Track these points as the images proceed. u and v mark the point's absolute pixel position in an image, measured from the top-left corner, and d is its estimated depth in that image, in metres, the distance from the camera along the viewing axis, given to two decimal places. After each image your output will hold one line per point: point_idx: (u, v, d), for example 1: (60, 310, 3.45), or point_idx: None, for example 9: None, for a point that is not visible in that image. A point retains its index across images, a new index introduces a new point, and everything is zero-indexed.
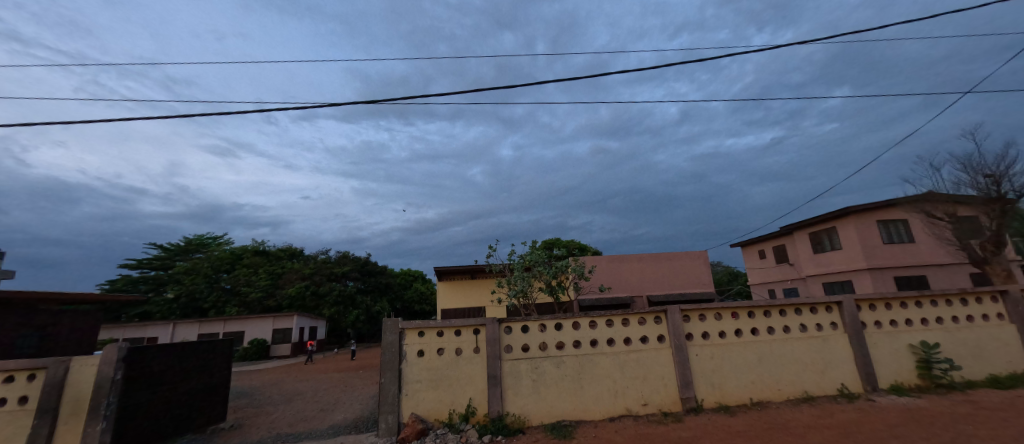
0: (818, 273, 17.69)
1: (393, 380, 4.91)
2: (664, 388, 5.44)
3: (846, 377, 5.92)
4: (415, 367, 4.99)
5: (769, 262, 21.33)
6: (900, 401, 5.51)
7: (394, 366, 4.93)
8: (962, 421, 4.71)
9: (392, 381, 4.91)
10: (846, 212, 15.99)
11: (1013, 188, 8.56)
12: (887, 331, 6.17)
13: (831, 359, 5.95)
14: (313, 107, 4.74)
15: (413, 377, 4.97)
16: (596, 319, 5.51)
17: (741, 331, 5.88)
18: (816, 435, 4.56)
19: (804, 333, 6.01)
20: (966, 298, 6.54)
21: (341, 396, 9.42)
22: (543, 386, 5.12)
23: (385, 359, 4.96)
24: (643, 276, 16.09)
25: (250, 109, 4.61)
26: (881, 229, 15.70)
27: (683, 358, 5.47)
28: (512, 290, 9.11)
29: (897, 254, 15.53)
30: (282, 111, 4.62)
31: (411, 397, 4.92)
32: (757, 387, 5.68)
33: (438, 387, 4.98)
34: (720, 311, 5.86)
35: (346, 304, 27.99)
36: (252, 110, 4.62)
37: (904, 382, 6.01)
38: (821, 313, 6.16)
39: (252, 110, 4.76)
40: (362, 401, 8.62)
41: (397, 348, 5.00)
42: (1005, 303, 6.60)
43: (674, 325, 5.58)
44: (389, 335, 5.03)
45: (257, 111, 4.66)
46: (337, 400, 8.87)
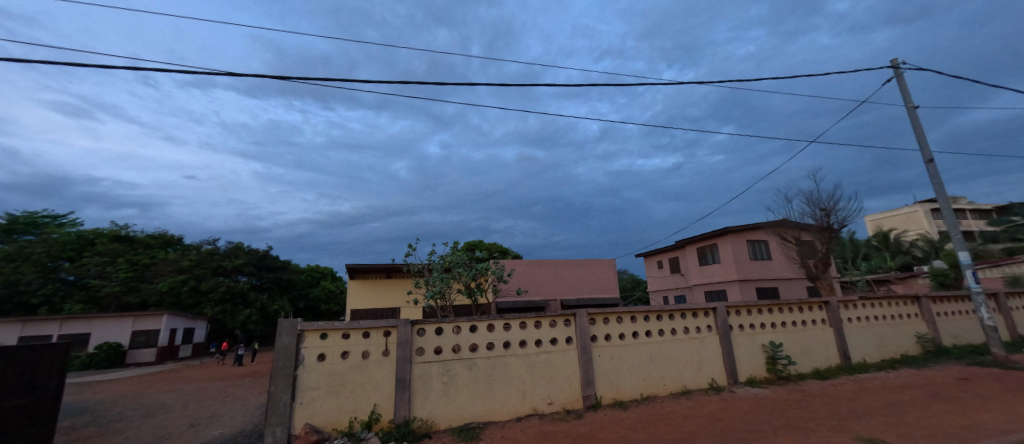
0: (702, 282, 20.42)
1: (286, 389, 4.54)
2: (568, 387, 5.87)
3: (716, 373, 6.98)
4: (313, 373, 4.69)
5: (665, 271, 23.97)
6: (752, 391, 6.66)
7: (288, 372, 4.57)
8: (791, 406, 5.89)
9: (285, 389, 4.55)
10: (725, 231, 18.72)
11: (837, 220, 10.84)
12: (747, 333, 7.42)
13: (706, 358, 6.97)
14: (210, 75, 4.33)
15: (310, 383, 4.66)
16: (510, 321, 5.76)
17: (637, 334, 6.60)
18: (688, 423, 5.32)
19: (686, 335, 6.95)
20: (803, 306, 8.14)
21: (217, 409, 8.41)
22: (453, 389, 5.19)
23: (278, 365, 4.57)
24: (558, 281, 16.98)
25: (123, 66, 3.99)
26: (749, 247, 18.69)
27: (586, 358, 6.00)
28: (429, 291, 8.97)
29: (760, 269, 18.56)
30: (165, 73, 4.15)
31: (307, 405, 4.62)
32: (646, 384, 6.41)
33: (339, 393, 4.75)
34: (621, 315, 6.53)
35: (234, 302, 24.93)
36: (125, 67, 3.99)
37: (757, 376, 7.28)
38: (701, 317, 7.19)
39: (123, 67, 4.06)
40: (245, 412, 7.82)
41: (293, 352, 4.63)
42: (828, 311, 8.35)
43: (582, 328, 6.09)
44: (283, 339, 4.62)
45: (131, 69, 4.03)
46: (213, 414, 7.90)
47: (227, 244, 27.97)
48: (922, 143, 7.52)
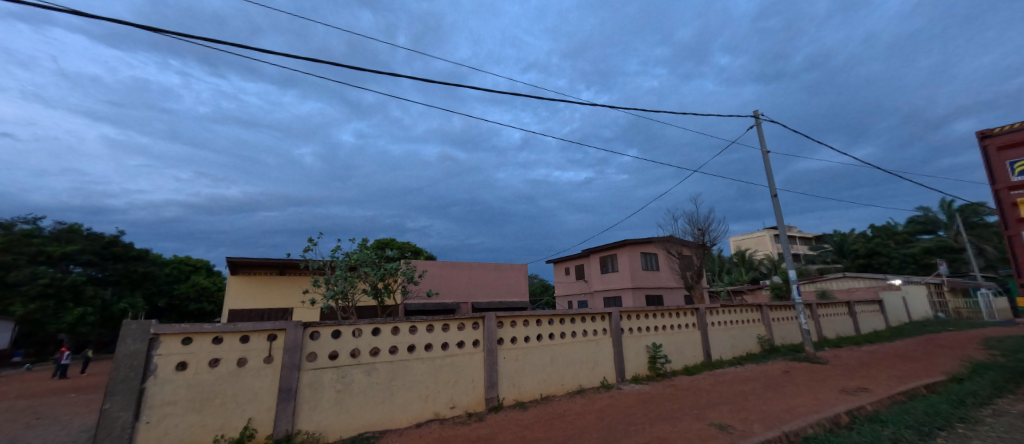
0: (601, 289, 22.23)
1: (127, 405, 3.66)
2: (471, 390, 5.92)
3: (607, 372, 7.64)
4: (168, 385, 3.89)
5: (571, 277, 25.55)
6: (635, 387, 7.44)
7: (133, 385, 3.70)
8: (665, 399, 6.72)
9: (125, 406, 3.66)
10: (624, 243, 20.65)
11: (710, 238, 12.70)
12: (635, 335, 8.29)
13: (599, 359, 7.59)
14: (52, 13, 3.48)
15: (162, 397, 3.85)
16: (416, 324, 5.65)
17: (540, 336, 6.94)
18: (580, 420, 5.75)
19: (585, 337, 7.51)
20: (681, 312, 9.35)
21: (19, 435, 6.69)
22: (348, 397, 4.89)
23: (116, 376, 3.64)
24: (471, 284, 17.06)
25: None
26: (642, 258, 20.86)
27: (491, 360, 6.14)
28: (330, 290, 8.30)
29: (650, 278, 20.83)
30: None
31: (157, 424, 3.80)
32: (546, 384, 6.76)
33: (203, 409, 4.02)
34: (527, 318, 6.82)
35: (63, 299, 20.15)
36: None
37: (640, 373, 8.15)
38: (598, 321, 7.83)
39: None
40: (63, 438, 6.34)
41: (142, 359, 3.78)
42: (698, 316, 9.72)
43: (489, 330, 6.23)
44: (128, 345, 3.74)
45: None
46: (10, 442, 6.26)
47: (54, 225, 22.56)
48: (769, 180, 9.20)
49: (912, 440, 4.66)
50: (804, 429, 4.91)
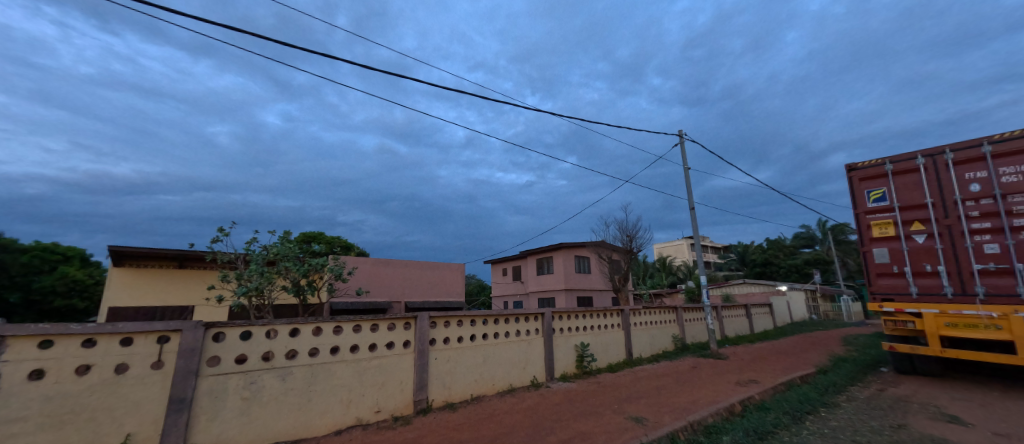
0: (536, 290, 22.77)
1: None
2: (398, 393, 5.69)
3: (538, 371, 7.80)
4: (16, 398, 3.18)
5: (507, 278, 25.85)
6: (563, 385, 7.69)
7: None
8: (590, 395, 7.03)
9: None
10: (559, 246, 21.40)
11: (636, 245, 13.59)
12: (565, 335, 8.59)
13: (531, 358, 7.73)
14: None
15: (7, 414, 3.14)
16: (342, 324, 5.31)
17: (474, 336, 6.90)
18: (509, 418, 5.79)
19: (518, 337, 7.61)
20: (608, 313, 9.87)
21: None
22: (256, 405, 4.44)
23: None
24: (405, 283, 16.52)
25: None
26: (575, 261, 21.75)
27: (421, 361, 5.97)
28: (242, 287, 7.45)
29: (582, 280, 21.77)
30: None
31: None
32: (477, 384, 6.73)
33: (66, 425, 3.37)
34: (461, 319, 6.73)
35: None
36: None
37: (568, 371, 8.45)
38: (531, 321, 7.98)
39: None
40: None
41: None
42: (623, 317, 10.34)
43: (421, 331, 6.05)
44: None
45: None
46: None
47: None
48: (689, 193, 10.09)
49: (789, 424, 5.38)
50: (707, 418, 5.43)
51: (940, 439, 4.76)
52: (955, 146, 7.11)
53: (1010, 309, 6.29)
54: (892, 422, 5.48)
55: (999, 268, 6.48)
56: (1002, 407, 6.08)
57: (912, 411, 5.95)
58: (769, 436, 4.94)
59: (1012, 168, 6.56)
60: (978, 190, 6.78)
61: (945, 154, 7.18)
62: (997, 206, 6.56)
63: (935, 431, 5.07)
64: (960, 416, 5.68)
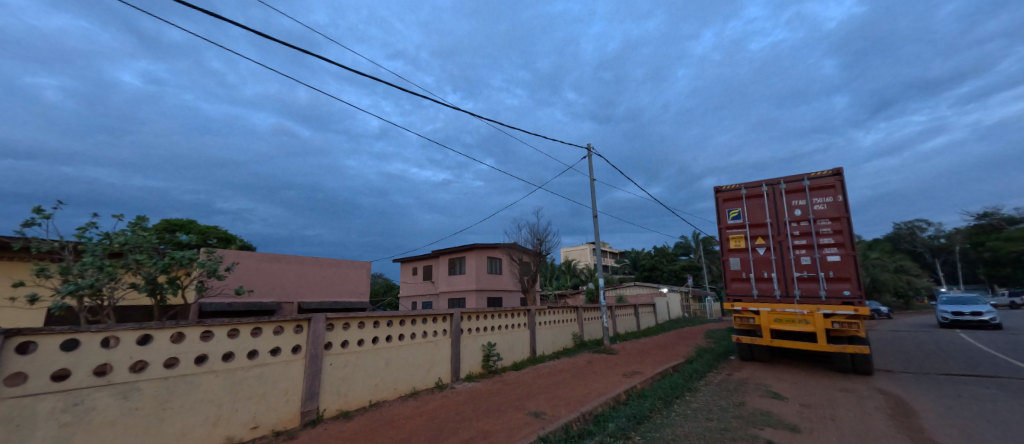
0: (447, 290, 22.48)
1: None
2: (282, 405, 5.05)
3: (443, 373, 7.64)
4: None
5: (417, 278, 25.06)
6: (468, 385, 7.65)
7: None
8: (493, 394, 7.11)
9: None
10: (473, 246, 21.42)
11: (545, 248, 14.18)
12: (473, 335, 8.58)
13: (437, 359, 7.55)
14: None
15: None
16: (213, 329, 4.49)
17: (377, 339, 6.50)
18: (409, 423, 5.56)
19: (424, 339, 7.36)
20: (515, 313, 10.13)
21: None
22: (81, 433, 3.47)
23: None
24: (299, 281, 14.98)
25: None
26: (487, 262, 21.95)
27: (313, 368, 5.41)
28: (71, 283, 5.81)
29: (493, 281, 22.05)
30: None
31: None
32: (378, 389, 6.34)
33: None
34: (363, 320, 6.27)
35: None
36: None
37: (474, 371, 8.45)
38: (439, 322, 7.80)
39: None
40: None
41: None
42: (529, 317, 10.70)
43: (316, 334, 5.49)
44: None
45: None
46: None
47: None
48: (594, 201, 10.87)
49: (661, 408, 6.09)
50: (597, 409, 5.88)
51: (765, 411, 5.82)
52: (787, 178, 8.78)
53: (816, 307, 8.00)
54: (735, 400, 6.55)
55: (810, 275, 8.26)
56: (808, 383, 7.69)
57: (748, 390, 7.20)
58: (645, 421, 5.52)
59: (820, 199, 8.34)
60: (799, 214, 8.51)
61: (780, 184, 8.82)
62: (811, 227, 8.34)
63: (763, 405, 6.19)
64: (780, 392, 7.03)
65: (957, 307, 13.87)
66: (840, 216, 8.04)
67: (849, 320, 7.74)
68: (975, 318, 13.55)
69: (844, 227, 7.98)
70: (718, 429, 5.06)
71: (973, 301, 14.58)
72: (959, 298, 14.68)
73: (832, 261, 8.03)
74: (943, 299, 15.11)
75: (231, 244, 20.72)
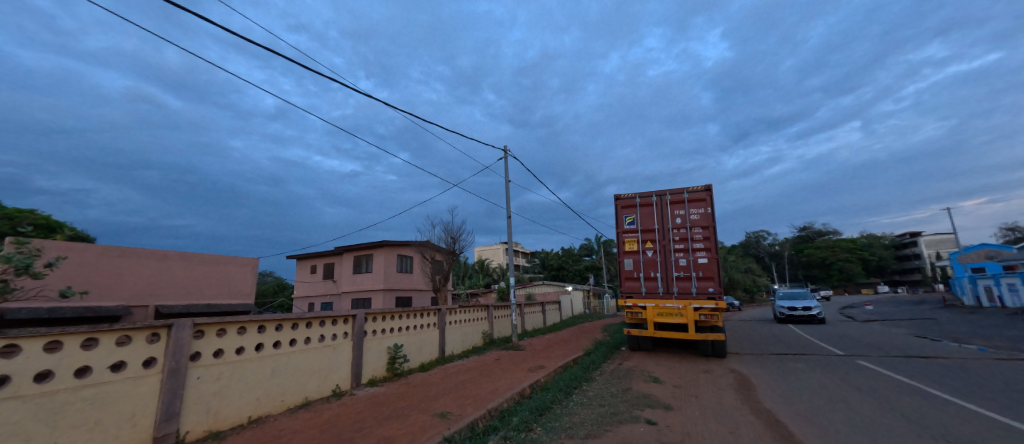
0: (351, 289, 20.95)
1: None
2: (123, 434, 3.87)
3: (341, 379, 6.90)
4: None
5: (316, 276, 22.95)
6: (370, 391, 7.08)
7: None
8: (397, 398, 6.69)
9: None
10: (382, 243, 20.28)
11: (459, 247, 14.03)
12: (378, 337, 8.04)
13: (334, 365, 6.76)
14: None
15: None
16: (18, 342, 3.22)
17: (261, 345, 5.50)
18: (298, 437, 4.93)
19: (321, 343, 6.55)
20: (424, 313, 9.81)
21: None
22: None
23: None
24: (159, 281, 12.63)
25: None
26: (398, 260, 20.95)
27: (174, 383, 4.30)
28: None
29: (403, 280, 21.07)
30: None
31: None
32: (261, 403, 5.35)
33: None
34: (245, 324, 5.24)
35: None
36: None
37: (377, 376, 7.87)
38: (339, 324, 7.07)
39: None
40: None
41: None
42: (439, 316, 10.46)
43: (179, 342, 4.39)
44: None
45: None
46: None
47: None
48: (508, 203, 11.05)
49: (561, 399, 6.38)
50: (502, 404, 5.94)
51: (647, 394, 6.48)
52: (671, 190, 9.94)
53: (689, 302, 9.21)
54: (624, 386, 7.18)
55: (685, 275, 9.50)
56: (679, 367, 8.80)
57: (633, 376, 7.98)
58: (546, 412, 5.73)
59: (695, 209, 9.61)
60: (679, 222, 9.70)
61: (666, 195, 9.94)
62: (687, 233, 9.57)
63: (646, 389, 6.88)
64: (659, 376, 7.92)
65: (792, 304, 16.89)
66: (709, 225, 9.36)
67: (712, 312, 9.04)
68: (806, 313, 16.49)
69: (712, 234, 9.31)
70: (609, 413, 5.46)
71: (800, 297, 17.91)
72: (791, 295, 17.94)
73: (702, 262, 9.35)
74: (780, 296, 18.12)
75: (57, 233, 16.44)
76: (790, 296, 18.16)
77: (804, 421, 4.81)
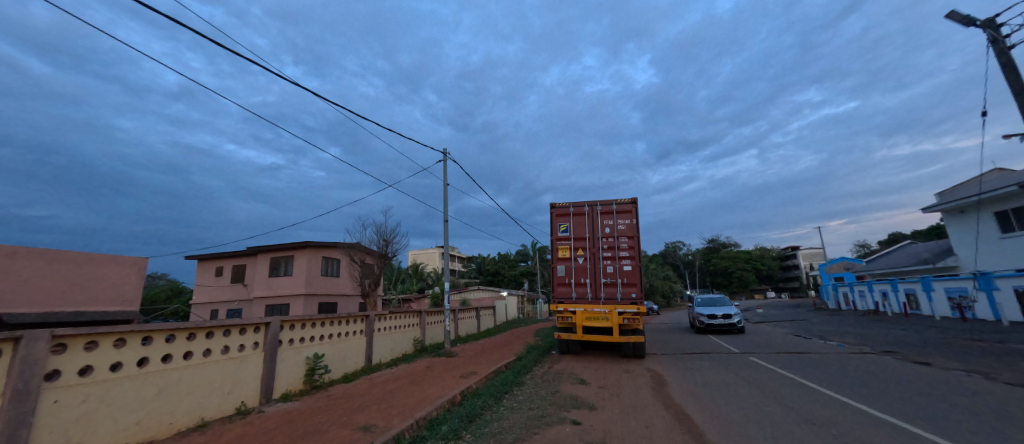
0: (266, 294, 19.07)
1: None
2: None
3: (248, 395, 6.15)
4: None
5: (223, 280, 20.56)
6: (283, 407, 6.43)
7: None
8: (314, 413, 6.18)
9: None
10: (304, 244, 18.76)
11: (392, 250, 13.46)
12: (294, 347, 7.35)
13: (240, 379, 6.02)
14: None
15: None
16: None
17: (146, 360, 4.69)
18: None
19: (224, 356, 5.81)
20: (349, 320, 9.23)
21: None
22: None
23: None
24: (10, 282, 10.51)
25: None
26: (322, 263, 19.51)
27: (21, 410, 3.47)
28: None
29: (327, 284, 19.66)
30: None
31: None
32: (141, 428, 4.54)
33: None
34: (126, 336, 4.45)
35: None
36: None
37: (291, 389, 7.18)
38: (248, 333, 6.34)
39: None
40: None
41: None
42: (367, 323, 9.92)
43: (33, 359, 3.58)
44: None
45: None
46: None
47: None
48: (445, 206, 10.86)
49: (491, 404, 6.37)
50: (431, 413, 5.76)
51: (574, 396, 6.70)
52: (603, 201, 10.50)
53: (615, 307, 9.76)
54: (552, 389, 7.39)
55: (611, 281, 10.07)
56: (604, 369, 9.25)
57: (562, 379, 8.22)
58: (476, 419, 5.66)
59: (623, 220, 10.24)
60: (608, 232, 10.27)
61: (598, 206, 10.48)
62: (615, 242, 10.17)
63: (572, 390, 7.14)
64: (584, 378, 8.28)
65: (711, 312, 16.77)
66: (634, 235, 10.04)
67: (634, 316, 9.74)
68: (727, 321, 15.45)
69: (636, 244, 9.99)
70: (537, 416, 5.57)
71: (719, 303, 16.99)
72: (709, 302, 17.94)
73: (627, 270, 9.98)
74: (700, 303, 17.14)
75: None
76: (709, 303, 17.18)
77: (708, 413, 5.30)
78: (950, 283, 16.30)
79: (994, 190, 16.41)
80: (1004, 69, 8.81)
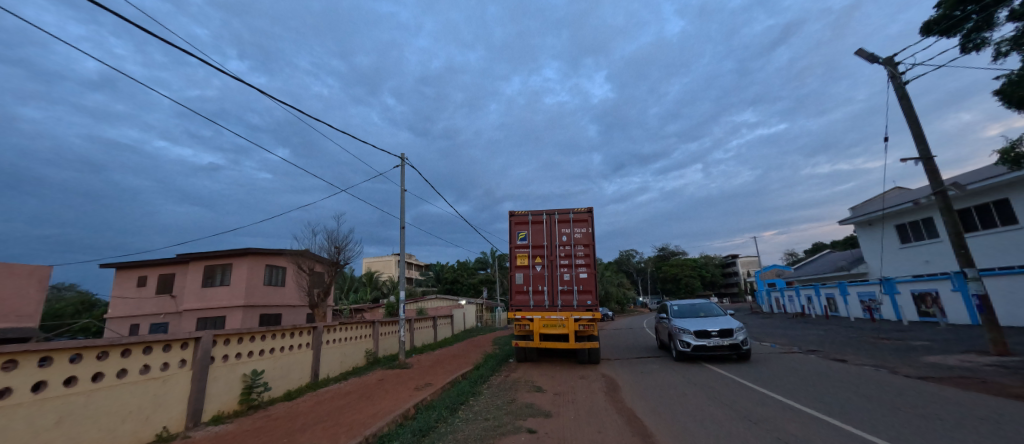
0: (198, 306, 17.47)
1: None
2: None
3: (171, 419, 5.53)
4: None
5: (147, 291, 18.58)
6: (213, 430, 5.85)
7: None
8: (250, 436, 5.69)
9: None
10: (245, 251, 17.45)
11: (343, 258, 12.84)
12: (229, 364, 6.75)
13: (161, 402, 5.40)
14: None
15: None
16: None
17: (43, 384, 4.08)
18: None
19: (142, 376, 5.20)
20: (294, 332, 8.64)
21: None
22: None
23: None
24: None
25: None
26: (265, 271, 18.21)
27: None
28: None
29: (270, 294, 18.34)
30: None
31: None
32: None
33: None
34: (18, 357, 3.83)
35: None
36: None
37: (224, 410, 6.57)
38: (174, 350, 5.73)
39: None
40: None
41: None
42: (313, 336, 9.35)
43: None
44: None
45: None
46: None
47: None
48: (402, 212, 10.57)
49: (446, 417, 6.20)
50: (381, 429, 5.48)
51: (530, 404, 6.69)
52: (560, 210, 10.69)
53: (571, 314, 9.92)
54: (508, 397, 7.32)
55: (567, 288, 10.25)
56: (559, 375, 9.34)
57: (519, 387, 8.18)
58: (429, 432, 5.48)
59: (579, 229, 10.49)
60: (565, 240, 10.48)
61: (555, 215, 10.66)
62: (571, 250, 10.38)
63: (529, 398, 7.13)
64: (541, 385, 8.29)
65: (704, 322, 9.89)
66: (590, 243, 10.31)
67: (589, 322, 9.91)
68: (724, 340, 9.12)
69: (591, 252, 10.26)
70: (493, 426, 5.49)
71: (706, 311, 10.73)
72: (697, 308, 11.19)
73: (583, 277, 10.20)
74: (674, 313, 10.83)
75: None
76: (689, 312, 10.82)
77: (657, 415, 5.48)
78: (861, 287, 18.19)
79: (895, 206, 18.61)
80: (902, 101, 10.09)
